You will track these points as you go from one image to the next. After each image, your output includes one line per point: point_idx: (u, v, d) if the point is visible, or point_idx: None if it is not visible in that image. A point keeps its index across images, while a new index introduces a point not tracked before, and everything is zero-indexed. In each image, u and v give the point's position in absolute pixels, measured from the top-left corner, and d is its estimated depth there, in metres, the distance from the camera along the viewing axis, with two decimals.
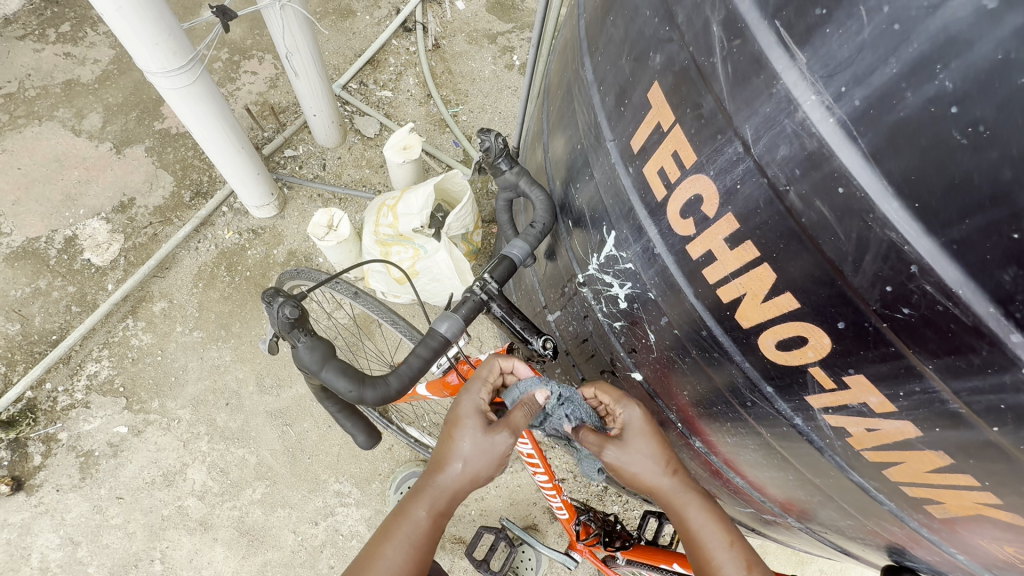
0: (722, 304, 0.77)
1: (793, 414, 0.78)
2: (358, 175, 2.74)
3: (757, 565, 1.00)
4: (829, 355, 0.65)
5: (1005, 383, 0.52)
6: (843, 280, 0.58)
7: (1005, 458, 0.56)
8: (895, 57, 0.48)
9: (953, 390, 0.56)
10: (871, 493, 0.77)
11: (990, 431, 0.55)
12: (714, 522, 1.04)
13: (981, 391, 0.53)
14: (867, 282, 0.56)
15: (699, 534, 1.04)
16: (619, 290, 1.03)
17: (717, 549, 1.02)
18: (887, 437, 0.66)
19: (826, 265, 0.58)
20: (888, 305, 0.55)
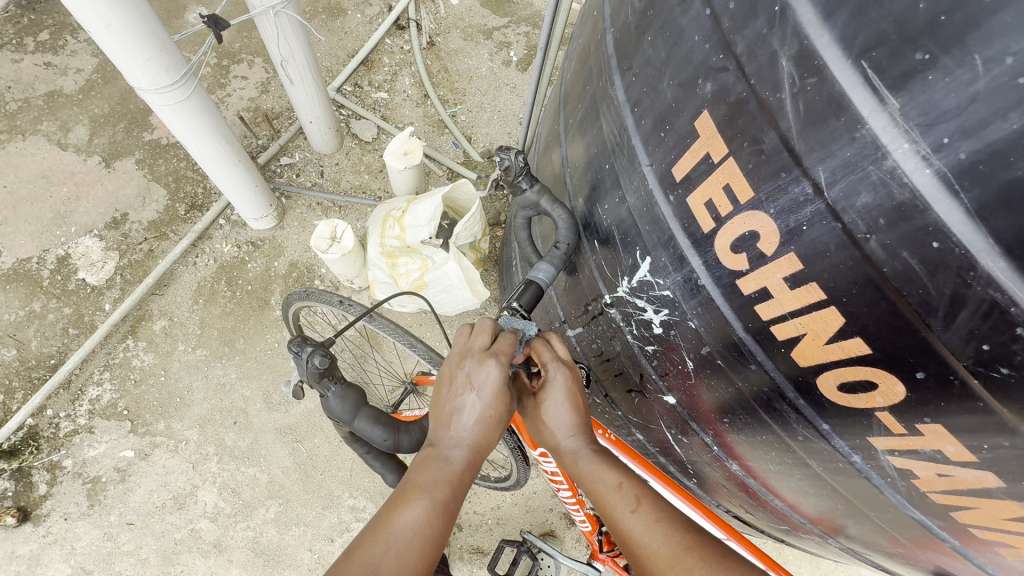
0: (776, 341, 0.74)
1: (851, 451, 0.75)
2: (357, 181, 2.67)
3: (645, 499, 0.96)
4: (902, 403, 0.62)
5: None
6: (929, 333, 0.55)
7: None
8: (1016, 111, 0.45)
9: None
10: (934, 530, 0.76)
11: None
12: (608, 470, 1.00)
13: None
14: (959, 338, 0.53)
15: (590, 479, 1.00)
16: (654, 316, 0.99)
17: (608, 490, 0.98)
18: (962, 484, 0.63)
19: (909, 316, 0.56)
20: (984, 363, 0.53)
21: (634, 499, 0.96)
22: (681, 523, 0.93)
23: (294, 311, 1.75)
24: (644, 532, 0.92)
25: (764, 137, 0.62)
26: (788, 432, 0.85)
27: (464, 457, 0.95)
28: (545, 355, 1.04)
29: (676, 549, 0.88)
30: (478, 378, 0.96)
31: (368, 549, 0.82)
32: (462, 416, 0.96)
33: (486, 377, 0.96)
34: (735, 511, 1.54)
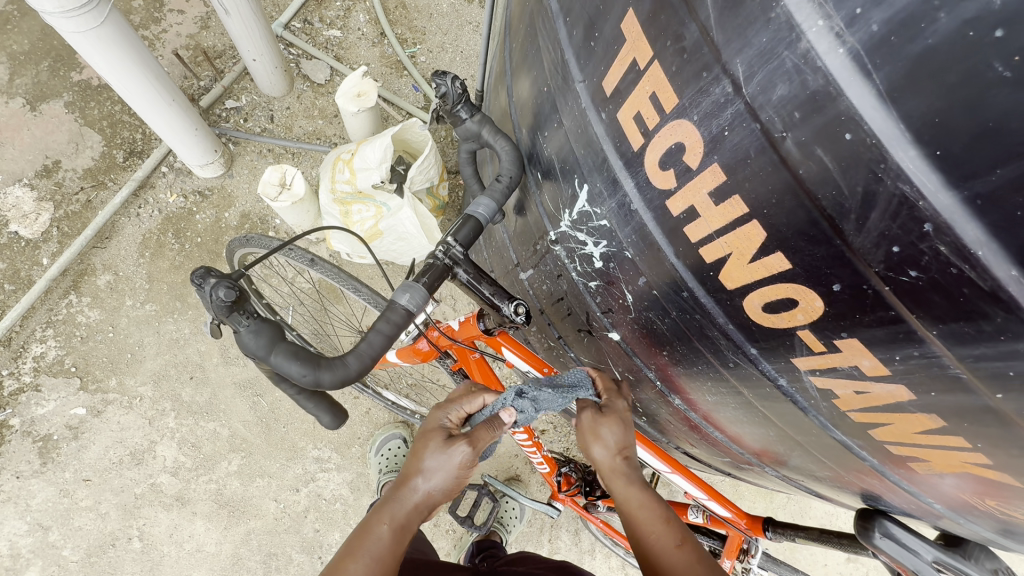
0: (704, 264, 0.71)
1: (777, 374, 0.74)
2: (311, 127, 2.53)
3: (689, 543, 1.00)
4: (821, 319, 0.60)
5: (1016, 351, 0.48)
6: (843, 240, 0.52)
7: (1002, 424, 0.55)
8: None
9: (957, 356, 0.52)
10: (855, 451, 0.76)
11: (992, 397, 0.53)
12: (656, 505, 1.05)
13: (989, 357, 0.50)
14: (870, 242, 0.51)
15: (636, 509, 1.04)
16: (594, 248, 0.95)
17: (653, 523, 1.03)
18: (877, 399, 0.63)
19: (824, 222, 0.53)
20: (894, 268, 0.50)
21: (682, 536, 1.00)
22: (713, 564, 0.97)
23: (238, 258, 1.68)
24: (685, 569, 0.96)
25: (686, 32, 0.57)
26: (720, 362, 0.84)
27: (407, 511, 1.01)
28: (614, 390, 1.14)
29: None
30: (424, 459, 1.01)
31: None
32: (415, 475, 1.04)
33: (432, 456, 1.01)
34: (684, 448, 1.58)
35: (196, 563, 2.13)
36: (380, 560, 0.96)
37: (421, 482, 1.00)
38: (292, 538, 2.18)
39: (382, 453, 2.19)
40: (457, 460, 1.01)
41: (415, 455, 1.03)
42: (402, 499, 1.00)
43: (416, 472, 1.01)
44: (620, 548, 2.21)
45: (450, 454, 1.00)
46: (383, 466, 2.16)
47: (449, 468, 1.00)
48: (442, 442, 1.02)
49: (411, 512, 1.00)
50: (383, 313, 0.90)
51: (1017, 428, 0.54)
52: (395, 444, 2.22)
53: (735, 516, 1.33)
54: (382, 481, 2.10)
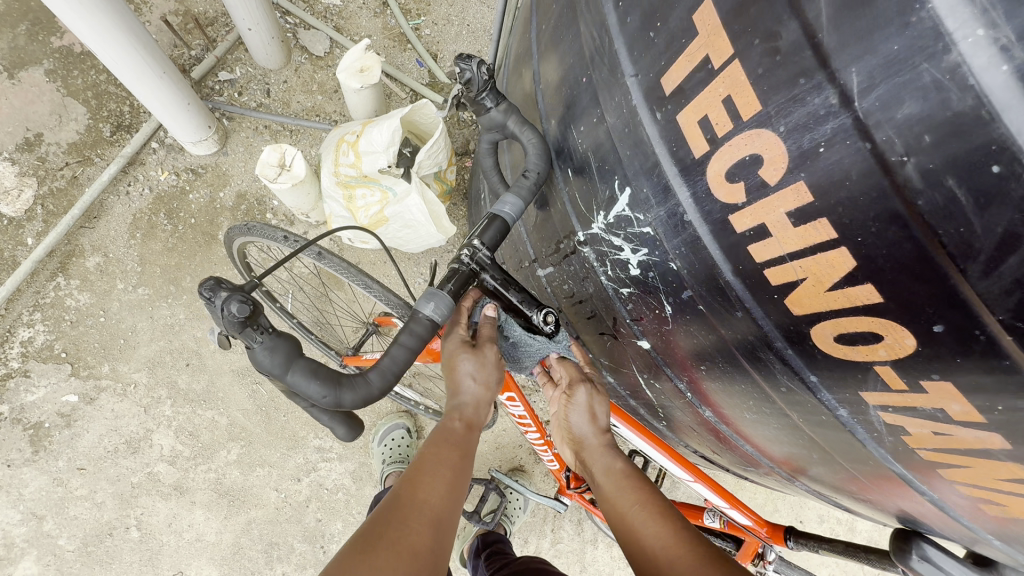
0: (767, 286, 0.65)
1: (837, 405, 0.69)
2: (310, 103, 2.40)
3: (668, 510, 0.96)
4: (907, 357, 0.55)
5: None
6: (960, 279, 0.48)
7: None
8: None
9: None
10: (913, 482, 0.73)
11: None
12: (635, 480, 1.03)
13: None
14: (999, 288, 0.47)
15: (614, 485, 1.03)
16: (632, 256, 0.89)
17: (630, 496, 1.00)
18: (958, 443, 0.58)
19: (940, 259, 0.49)
20: (1022, 316, 0.47)
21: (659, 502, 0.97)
22: (689, 527, 0.92)
23: (238, 247, 1.60)
24: (656, 534, 0.91)
25: (783, 32, 0.53)
26: (768, 383, 0.79)
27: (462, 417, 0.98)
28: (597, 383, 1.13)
29: (679, 544, 0.88)
30: (462, 367, 0.96)
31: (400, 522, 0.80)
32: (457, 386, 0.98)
33: (469, 363, 0.96)
34: (699, 450, 1.55)
35: (196, 552, 2.10)
36: (459, 452, 0.94)
37: (469, 384, 0.97)
38: (293, 527, 2.15)
39: (385, 444, 2.15)
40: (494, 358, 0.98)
41: (449, 362, 0.97)
42: (455, 401, 0.98)
43: (457, 381, 0.97)
44: None
45: (486, 355, 0.97)
46: (386, 457, 2.12)
47: (491, 366, 0.98)
48: (472, 349, 0.97)
49: (471, 408, 0.99)
50: (406, 324, 0.84)
51: None
52: (399, 434, 2.19)
53: (754, 524, 1.32)
54: (386, 473, 2.06)
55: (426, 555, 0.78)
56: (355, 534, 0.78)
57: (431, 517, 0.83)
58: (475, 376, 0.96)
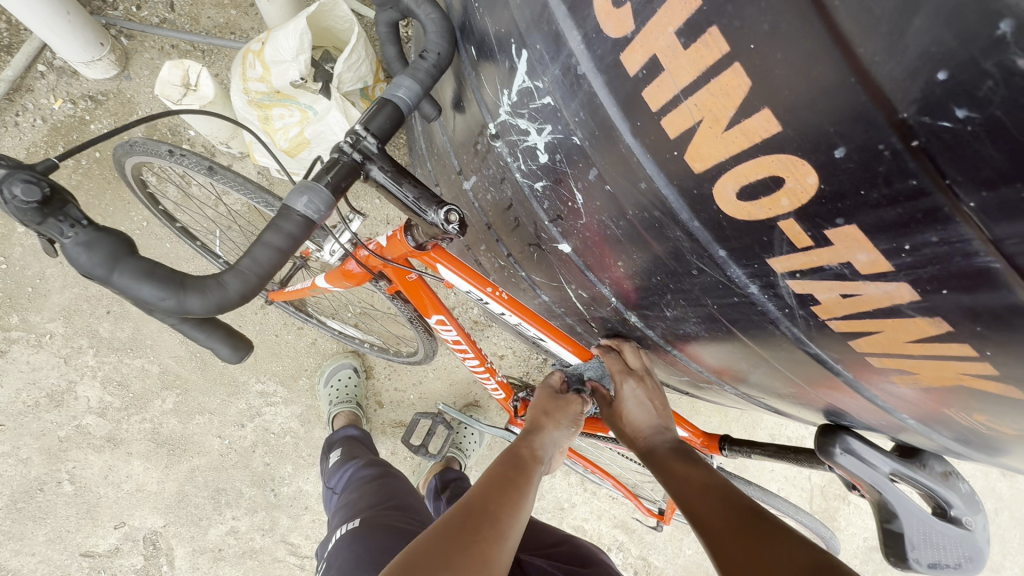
0: (666, 142, 0.56)
1: (748, 282, 0.62)
2: (223, 19, 2.13)
3: (714, 488, 1.07)
4: (812, 204, 0.47)
5: None
6: (864, 76, 0.40)
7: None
8: None
9: (990, 234, 0.41)
10: (828, 364, 0.67)
11: None
12: (687, 465, 1.15)
13: None
14: (902, 71, 0.38)
15: (667, 470, 1.16)
16: (538, 138, 0.79)
17: (682, 480, 1.12)
18: (867, 304, 0.51)
19: (840, 50, 0.40)
20: (931, 109, 0.38)
21: (707, 484, 1.08)
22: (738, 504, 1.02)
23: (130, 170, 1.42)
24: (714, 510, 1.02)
25: None
26: (675, 266, 0.72)
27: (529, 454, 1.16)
28: (628, 371, 1.20)
29: (724, 516, 0.99)
30: (549, 422, 1.25)
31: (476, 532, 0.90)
32: (548, 437, 1.23)
33: (561, 424, 1.25)
34: None
35: (138, 503, 2.03)
36: (524, 476, 1.08)
37: (554, 432, 1.23)
38: (241, 473, 2.09)
39: (331, 384, 2.08)
40: (576, 413, 1.28)
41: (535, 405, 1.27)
42: (531, 437, 1.21)
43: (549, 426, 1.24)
44: (579, 467, 2.25)
45: (570, 407, 1.28)
46: (333, 397, 2.05)
47: (571, 421, 1.27)
48: (565, 400, 1.29)
49: (536, 441, 1.19)
50: (273, 221, 0.71)
51: None
52: (345, 374, 2.12)
53: (691, 435, 1.32)
54: (334, 413, 2.01)
55: (490, 560, 0.86)
56: (434, 529, 0.89)
57: (497, 528, 0.92)
58: (559, 423, 1.25)
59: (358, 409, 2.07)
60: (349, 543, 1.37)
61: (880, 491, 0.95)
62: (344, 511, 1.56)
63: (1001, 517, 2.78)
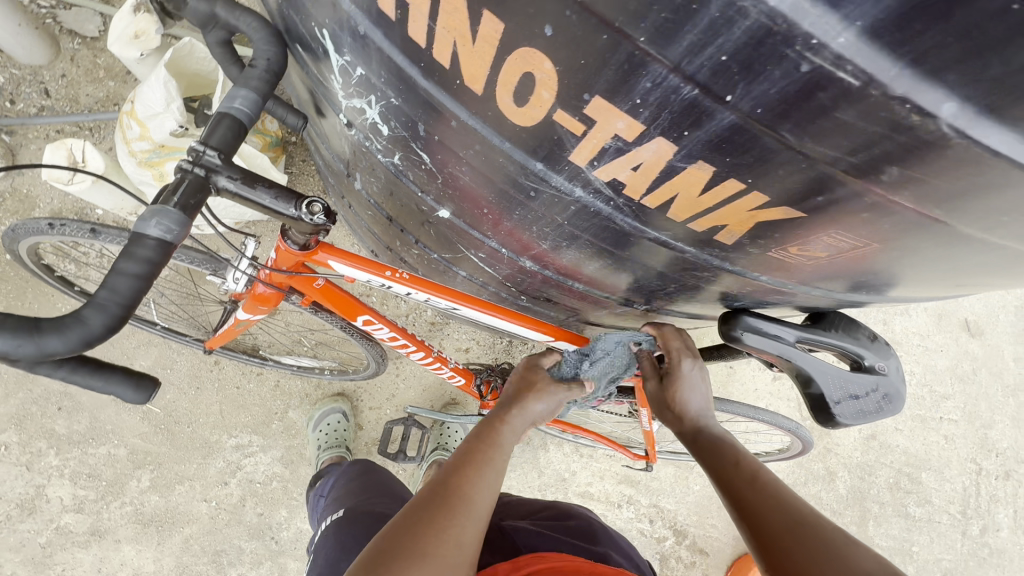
0: (446, 71, 0.59)
1: (572, 186, 0.65)
2: (102, 93, 2.08)
3: (763, 476, 1.03)
4: (562, 88, 0.50)
5: (714, 21, 0.38)
6: None
7: (752, 143, 0.46)
8: None
9: (671, 61, 0.42)
10: (674, 245, 0.69)
11: (728, 106, 0.44)
12: (737, 456, 1.10)
13: (696, 47, 0.40)
14: None
15: (718, 457, 1.12)
16: (373, 111, 0.81)
17: (734, 468, 1.08)
18: (652, 170, 0.54)
19: None
20: None
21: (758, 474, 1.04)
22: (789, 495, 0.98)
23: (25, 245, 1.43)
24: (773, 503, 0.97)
25: None
26: (518, 193, 0.75)
27: (511, 431, 1.15)
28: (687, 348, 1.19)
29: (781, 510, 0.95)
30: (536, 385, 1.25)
31: (446, 516, 0.88)
32: (535, 405, 1.22)
33: (544, 395, 1.25)
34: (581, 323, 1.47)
35: None
36: (497, 449, 1.08)
37: (536, 402, 1.23)
38: (236, 530, 2.07)
39: (321, 429, 2.06)
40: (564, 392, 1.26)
41: (524, 379, 1.27)
42: (517, 408, 1.20)
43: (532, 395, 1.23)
44: (569, 435, 2.27)
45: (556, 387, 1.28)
46: (322, 442, 2.02)
47: (556, 393, 1.27)
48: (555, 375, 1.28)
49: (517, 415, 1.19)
50: (128, 249, 0.72)
51: (764, 142, 0.45)
52: (334, 417, 2.10)
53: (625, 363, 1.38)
54: (323, 458, 1.97)
55: (457, 539, 0.86)
56: (402, 515, 0.89)
57: (470, 508, 0.92)
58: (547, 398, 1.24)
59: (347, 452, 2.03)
60: (334, 531, 1.36)
61: (790, 360, 1.00)
62: (331, 505, 1.55)
63: (980, 376, 2.89)
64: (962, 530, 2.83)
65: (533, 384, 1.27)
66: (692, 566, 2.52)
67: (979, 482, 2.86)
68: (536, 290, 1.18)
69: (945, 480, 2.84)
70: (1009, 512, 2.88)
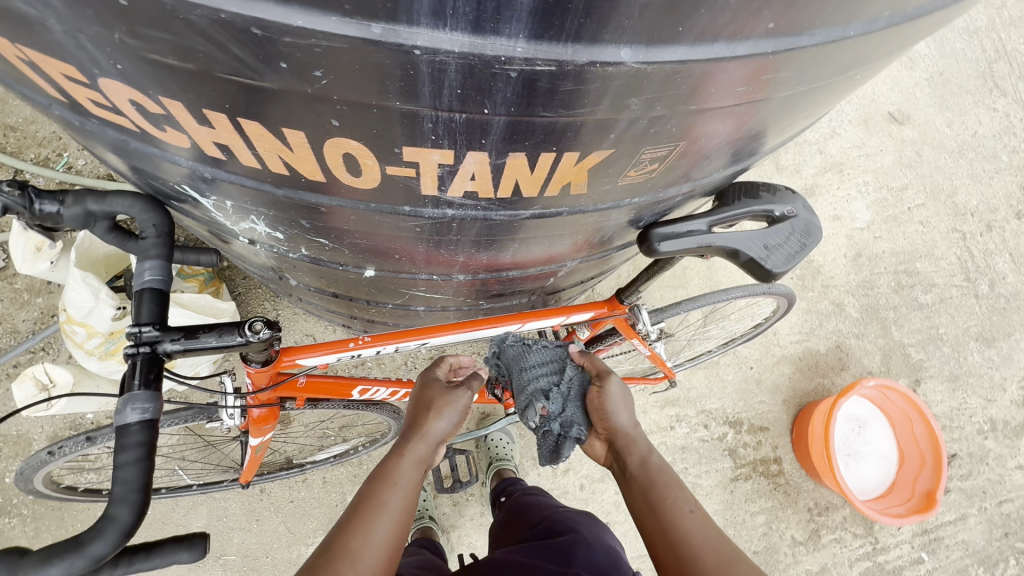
0: (289, 177, 0.67)
1: (440, 209, 0.73)
2: (37, 311, 2.13)
3: (700, 510, 1.04)
4: (376, 152, 0.58)
5: (431, 72, 0.47)
6: (264, 83, 0.50)
7: (529, 127, 0.55)
8: None
9: (427, 105, 0.51)
10: (549, 213, 0.78)
11: (490, 113, 0.52)
12: (679, 484, 1.09)
13: (435, 90, 0.49)
14: (269, 73, 0.49)
15: (660, 475, 1.11)
16: (261, 225, 0.89)
17: (672, 492, 1.07)
18: (485, 173, 0.63)
19: (238, 82, 0.50)
20: (304, 79, 0.49)
21: (697, 506, 1.04)
22: (719, 536, 1.00)
23: (40, 476, 1.50)
24: (703, 538, 0.99)
25: None
26: (408, 233, 0.84)
27: (413, 464, 1.02)
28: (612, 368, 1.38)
29: (710, 548, 0.97)
30: (439, 401, 1.11)
31: None
32: (439, 424, 1.09)
33: (448, 411, 1.11)
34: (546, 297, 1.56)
35: None
36: (395, 489, 0.97)
37: (438, 420, 1.09)
38: None
39: None
40: (465, 403, 1.14)
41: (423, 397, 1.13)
42: (418, 432, 1.07)
43: (433, 412, 1.09)
44: None
45: (459, 396, 1.14)
46: None
47: (458, 408, 1.13)
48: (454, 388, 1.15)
49: (419, 444, 1.05)
50: (118, 445, 0.80)
51: (536, 123, 0.54)
52: None
53: (589, 312, 1.49)
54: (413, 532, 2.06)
55: None
56: None
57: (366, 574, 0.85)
58: (447, 415, 1.11)
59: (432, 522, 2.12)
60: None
61: (711, 243, 1.11)
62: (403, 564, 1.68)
63: (924, 155, 3.02)
64: (976, 294, 2.92)
65: (431, 399, 1.13)
66: (762, 446, 2.60)
67: (969, 245, 2.97)
68: (487, 293, 1.27)
69: (939, 259, 2.92)
70: (1007, 258, 2.99)
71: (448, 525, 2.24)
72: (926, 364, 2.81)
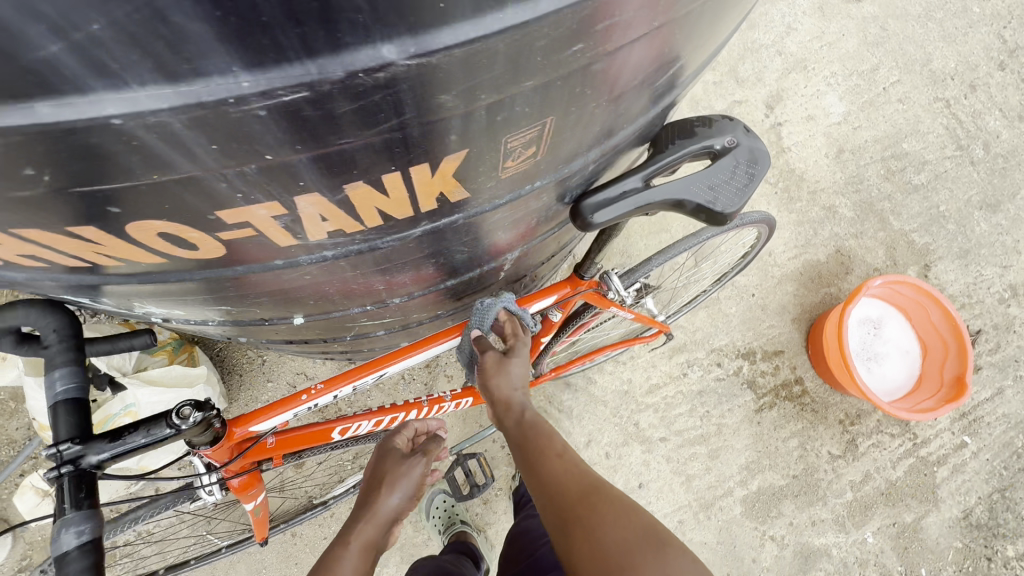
0: (133, 267, 0.61)
1: (317, 254, 0.66)
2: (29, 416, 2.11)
3: (569, 451, 1.02)
4: (193, 223, 0.52)
5: (194, 130, 0.42)
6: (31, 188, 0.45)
7: (343, 153, 0.48)
8: None
9: (213, 164, 0.46)
10: (443, 224, 0.70)
11: (290, 150, 0.46)
12: (552, 432, 1.07)
13: (211, 146, 0.44)
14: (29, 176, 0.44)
15: (531, 426, 1.09)
16: (150, 306, 0.83)
17: (542, 441, 1.05)
18: (331, 211, 0.56)
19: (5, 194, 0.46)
20: (68, 173, 0.44)
21: (565, 449, 1.03)
22: (587, 471, 0.98)
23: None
24: (568, 476, 0.97)
25: None
26: (308, 280, 0.76)
27: (359, 543, 0.97)
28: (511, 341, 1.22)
29: (575, 484, 0.95)
30: (389, 475, 1.08)
31: None
32: (392, 496, 1.05)
33: (401, 483, 1.08)
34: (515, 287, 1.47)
35: None
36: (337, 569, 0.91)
37: (389, 493, 1.06)
38: None
39: (433, 513, 2.13)
40: (421, 474, 1.11)
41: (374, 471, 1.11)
42: (367, 507, 1.03)
43: (385, 486, 1.06)
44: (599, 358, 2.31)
45: (414, 467, 1.11)
46: (439, 526, 2.09)
47: (412, 477, 1.10)
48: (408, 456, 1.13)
49: (368, 523, 1.00)
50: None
51: (349, 147, 0.48)
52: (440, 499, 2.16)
53: (550, 297, 1.42)
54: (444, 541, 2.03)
55: None
56: None
57: None
58: (401, 489, 1.07)
59: (466, 526, 2.09)
60: None
61: (648, 202, 1.01)
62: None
63: (889, 28, 2.83)
64: (971, 161, 2.77)
65: (383, 474, 1.10)
66: (780, 370, 2.53)
67: (954, 112, 2.80)
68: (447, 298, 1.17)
69: (926, 134, 2.76)
70: (997, 116, 2.82)
71: (482, 524, 2.22)
72: (933, 246, 2.69)
